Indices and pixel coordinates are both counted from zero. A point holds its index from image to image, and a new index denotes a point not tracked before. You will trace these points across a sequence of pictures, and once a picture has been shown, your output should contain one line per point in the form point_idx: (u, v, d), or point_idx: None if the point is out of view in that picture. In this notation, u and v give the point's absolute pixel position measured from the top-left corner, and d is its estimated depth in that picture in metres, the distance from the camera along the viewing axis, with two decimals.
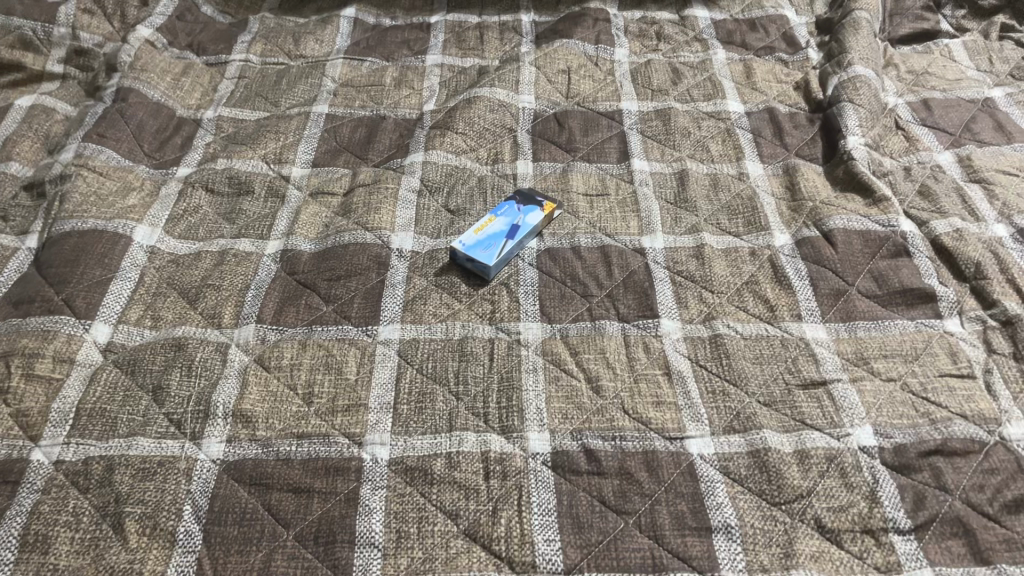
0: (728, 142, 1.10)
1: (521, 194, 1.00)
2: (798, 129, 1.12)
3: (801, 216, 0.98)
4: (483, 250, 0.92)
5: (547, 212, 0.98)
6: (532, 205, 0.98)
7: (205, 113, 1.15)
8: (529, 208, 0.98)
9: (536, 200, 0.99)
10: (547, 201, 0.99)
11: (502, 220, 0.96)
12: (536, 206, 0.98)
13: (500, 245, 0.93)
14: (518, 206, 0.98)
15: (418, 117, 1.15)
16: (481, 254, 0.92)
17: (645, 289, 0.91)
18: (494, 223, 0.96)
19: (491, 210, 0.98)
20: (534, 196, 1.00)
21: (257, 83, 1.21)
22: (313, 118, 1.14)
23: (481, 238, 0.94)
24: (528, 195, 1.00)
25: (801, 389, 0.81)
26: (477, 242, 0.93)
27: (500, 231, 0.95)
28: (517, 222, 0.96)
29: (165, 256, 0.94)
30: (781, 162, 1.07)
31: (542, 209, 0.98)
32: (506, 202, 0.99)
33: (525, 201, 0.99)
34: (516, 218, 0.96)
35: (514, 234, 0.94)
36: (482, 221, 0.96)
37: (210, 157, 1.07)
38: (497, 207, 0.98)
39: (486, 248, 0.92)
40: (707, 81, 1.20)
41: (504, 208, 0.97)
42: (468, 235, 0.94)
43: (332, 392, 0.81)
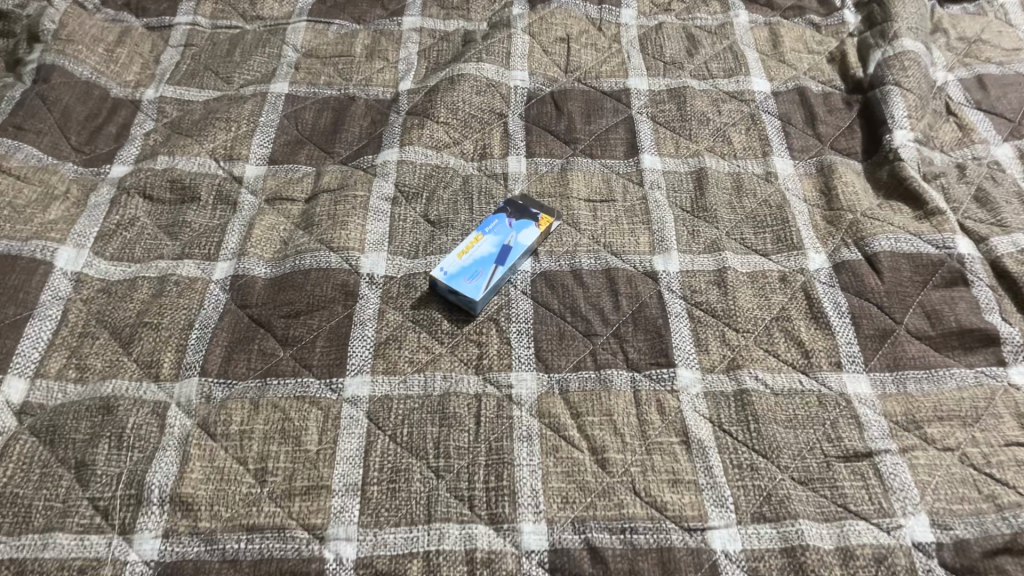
0: (753, 131, 0.95)
1: (513, 204, 0.86)
2: (833, 115, 0.97)
3: (839, 232, 0.84)
4: (468, 279, 0.78)
5: (543, 228, 0.84)
6: (525, 220, 0.84)
7: (144, 92, 0.99)
8: (521, 224, 0.84)
9: (530, 212, 0.85)
10: (543, 213, 0.85)
11: (490, 239, 0.82)
12: (530, 220, 0.84)
13: (488, 273, 0.79)
14: (509, 221, 0.84)
15: (393, 98, 0.99)
16: (465, 285, 0.78)
17: (658, 326, 0.78)
18: (481, 244, 0.82)
19: (478, 227, 0.83)
20: (527, 207, 0.85)
21: (206, 52, 1.04)
22: (271, 99, 0.98)
23: (466, 264, 0.80)
24: (520, 206, 0.86)
25: (842, 463, 0.69)
26: (461, 269, 0.79)
27: (489, 254, 0.81)
28: (507, 241, 0.82)
29: (94, 283, 0.80)
30: (814, 158, 0.92)
31: (538, 224, 0.84)
32: (494, 215, 0.85)
33: (517, 214, 0.85)
34: (506, 237, 0.82)
35: (505, 257, 0.81)
36: (467, 241, 0.82)
37: (149, 153, 0.91)
38: (484, 222, 0.84)
39: (472, 276, 0.79)
40: (727, 52, 1.04)
41: (493, 224, 0.83)
42: (451, 260, 0.80)
43: (289, 469, 0.68)
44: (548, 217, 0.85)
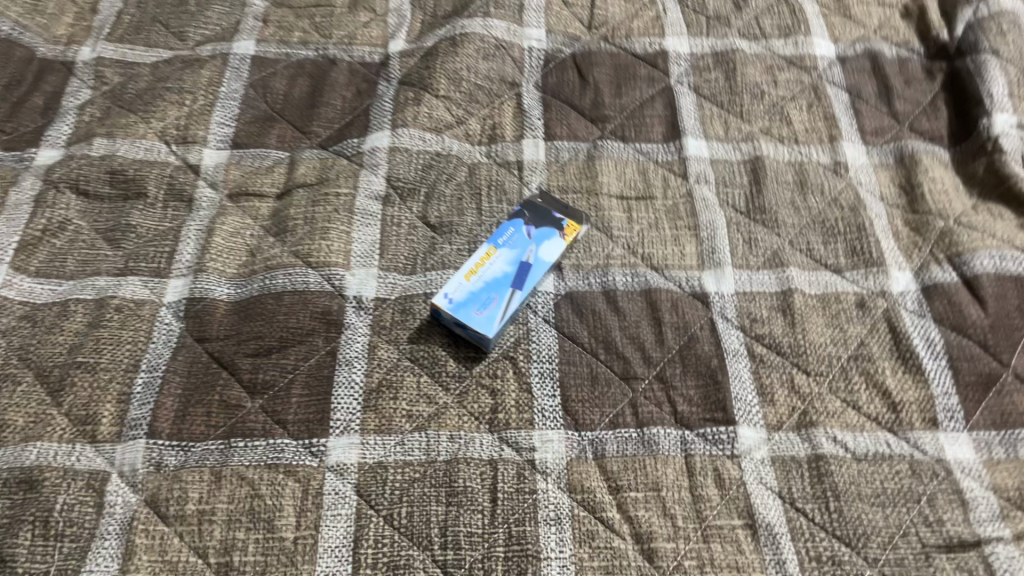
0: (817, 109, 0.79)
1: (530, 206, 0.70)
2: (912, 86, 0.81)
3: (927, 244, 0.70)
4: (479, 308, 0.63)
5: (568, 240, 0.69)
6: (547, 229, 0.69)
7: (79, 51, 0.81)
8: (543, 234, 0.68)
9: (552, 218, 0.70)
10: (568, 219, 0.70)
11: (505, 255, 0.67)
12: (553, 230, 0.69)
13: (503, 300, 0.64)
14: (527, 230, 0.69)
15: (383, 61, 0.82)
16: (475, 317, 0.63)
17: (711, 368, 0.63)
18: (494, 261, 0.66)
19: (490, 237, 0.68)
20: (549, 212, 0.70)
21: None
22: (233, 63, 0.81)
23: (477, 288, 0.65)
24: (541, 209, 0.70)
25: (945, 555, 0.55)
26: (471, 295, 0.64)
27: (504, 275, 0.66)
28: (526, 258, 0.67)
29: (15, 309, 0.64)
30: (892, 143, 0.77)
31: (562, 235, 0.69)
32: (509, 222, 0.69)
33: (537, 221, 0.69)
34: (525, 252, 0.67)
35: (524, 279, 0.66)
36: (477, 256, 0.67)
37: (83, 133, 0.75)
38: (497, 231, 0.69)
39: (484, 304, 0.64)
40: (782, 4, 0.87)
41: (508, 234, 0.68)
42: (458, 283, 0.65)
43: (260, 565, 0.54)
44: (574, 224, 0.70)
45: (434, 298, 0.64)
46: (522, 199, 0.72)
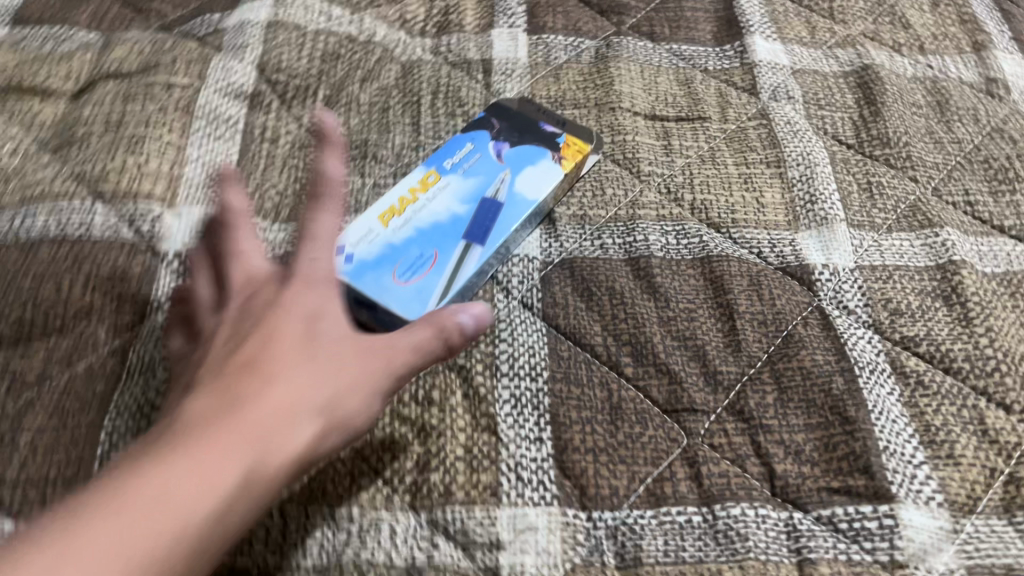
0: (945, 9, 0.52)
1: (504, 114, 0.42)
2: None
3: None
4: (400, 272, 0.34)
5: (569, 168, 0.40)
6: (532, 149, 0.40)
7: None
8: (523, 156, 0.40)
9: (541, 131, 0.41)
10: (569, 133, 0.41)
11: (454, 186, 0.38)
12: (542, 150, 0.40)
13: (445, 262, 0.35)
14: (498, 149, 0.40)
15: None
16: (391, 288, 0.34)
17: (833, 395, 0.34)
18: (435, 197, 0.37)
19: (432, 160, 0.39)
20: (536, 120, 0.42)
21: None
22: None
23: (399, 239, 0.36)
24: (521, 119, 0.42)
25: None
26: (387, 250, 0.35)
27: (450, 219, 0.37)
28: (492, 194, 0.38)
29: None
30: None
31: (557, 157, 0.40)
32: (467, 137, 0.41)
33: (514, 137, 0.41)
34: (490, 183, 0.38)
35: (486, 228, 0.37)
36: (405, 188, 0.38)
37: None
38: (444, 152, 0.40)
39: (408, 266, 0.35)
40: None
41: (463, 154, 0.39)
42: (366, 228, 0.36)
43: None
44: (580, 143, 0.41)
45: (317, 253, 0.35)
46: (490, 104, 0.43)
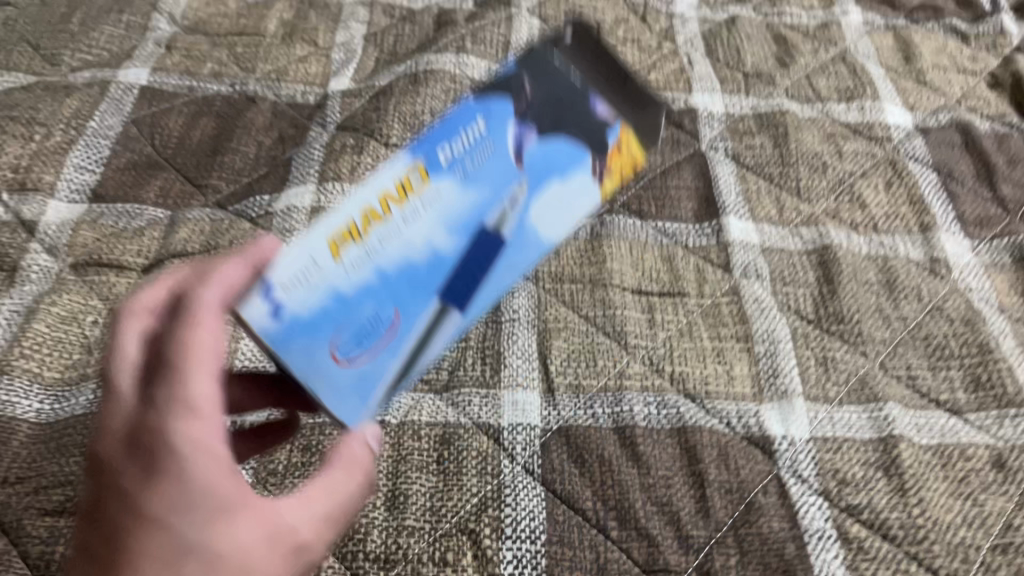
0: (898, 189, 0.59)
1: (541, 60, 0.38)
2: (1018, 168, 0.61)
3: None
4: (342, 347, 0.34)
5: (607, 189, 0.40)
6: (567, 154, 0.38)
7: None
8: (549, 167, 0.37)
9: (588, 112, 0.38)
10: (625, 124, 0.39)
11: (440, 213, 0.35)
12: (575, 159, 0.38)
13: (407, 324, 0.35)
14: (519, 138, 0.36)
15: (319, 102, 0.61)
16: (337, 368, 0.34)
17: (784, 559, 0.41)
18: (396, 232, 0.34)
19: (431, 146, 0.35)
20: (580, 95, 0.39)
21: (24, 16, 0.65)
22: (114, 95, 0.60)
23: (367, 281, 0.33)
24: (567, 82, 0.39)
25: None
26: (339, 306, 0.33)
27: (426, 258, 0.34)
28: (493, 222, 0.36)
29: None
30: (1002, 236, 0.57)
31: (599, 178, 0.39)
32: (495, 105, 0.36)
33: (549, 99, 0.38)
34: (489, 212, 0.36)
35: (465, 276, 0.36)
36: (386, 192, 0.34)
37: None
38: (456, 121, 0.36)
39: (357, 334, 0.34)
40: (838, 65, 0.69)
41: (470, 151, 0.35)
42: (318, 270, 0.33)
43: None
44: (637, 154, 0.40)
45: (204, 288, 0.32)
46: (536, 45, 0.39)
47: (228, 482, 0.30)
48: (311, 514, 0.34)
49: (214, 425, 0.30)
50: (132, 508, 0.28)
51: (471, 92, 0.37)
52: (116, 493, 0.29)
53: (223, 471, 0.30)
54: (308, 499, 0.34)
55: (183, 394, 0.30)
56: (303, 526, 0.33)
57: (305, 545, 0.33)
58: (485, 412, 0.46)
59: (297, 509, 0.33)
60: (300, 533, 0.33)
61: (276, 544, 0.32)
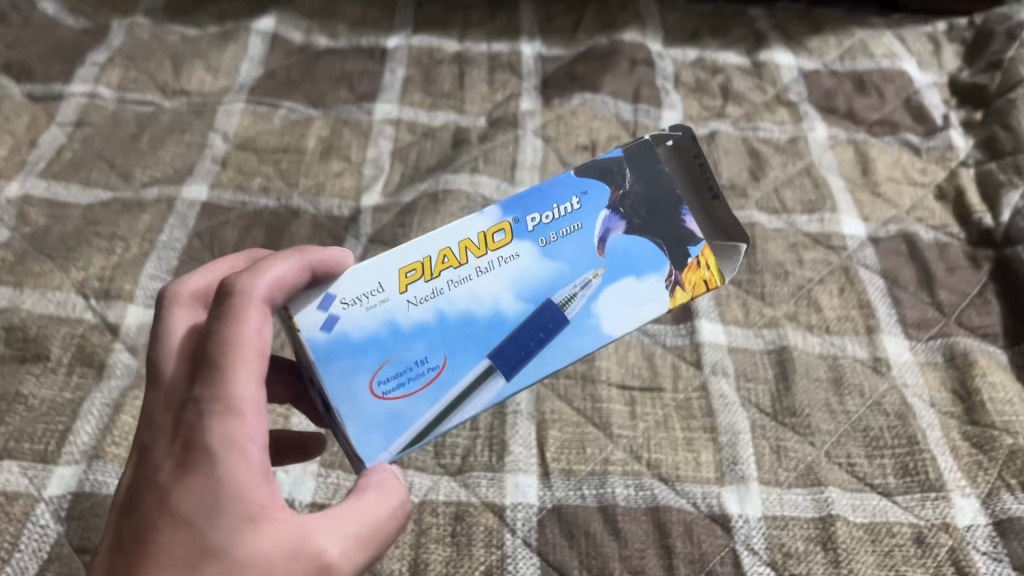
0: (849, 295, 0.68)
1: (649, 163, 0.48)
2: (956, 274, 0.70)
3: (995, 465, 0.57)
4: (383, 384, 0.41)
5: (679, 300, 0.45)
6: (648, 258, 0.45)
7: (4, 187, 0.71)
8: (627, 267, 0.45)
9: (681, 235, 0.46)
10: (705, 249, 0.46)
11: (516, 275, 0.44)
12: (654, 265, 0.45)
13: (449, 373, 0.42)
14: (608, 228, 0.46)
15: (352, 215, 0.72)
16: (369, 399, 0.41)
17: None
18: (501, 274, 0.44)
19: (522, 214, 0.46)
20: (676, 207, 0.47)
21: (101, 135, 0.76)
22: (180, 209, 0.70)
23: (425, 323, 0.43)
24: (666, 185, 0.47)
25: None
26: (392, 337, 0.42)
27: (488, 314, 0.43)
28: (558, 299, 0.44)
29: None
30: (937, 337, 0.66)
31: (670, 290, 0.45)
32: (594, 191, 0.47)
33: (634, 230, 0.46)
34: (560, 289, 0.44)
35: (519, 347, 0.43)
36: (468, 241, 0.44)
37: None
38: (561, 192, 0.46)
39: (398, 371, 0.42)
40: (804, 177, 0.79)
41: (557, 223, 0.45)
42: (380, 296, 0.43)
43: None
44: (714, 276, 0.46)
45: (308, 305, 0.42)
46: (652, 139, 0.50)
47: (248, 489, 0.36)
48: (340, 537, 0.38)
49: (252, 428, 0.37)
50: (171, 512, 0.36)
51: (580, 171, 0.47)
52: (161, 490, 0.37)
53: (254, 479, 0.37)
54: (335, 519, 0.38)
55: (227, 399, 0.37)
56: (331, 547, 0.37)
57: (330, 567, 0.37)
58: (492, 492, 0.55)
59: (328, 529, 0.37)
60: (328, 555, 0.37)
61: (296, 553, 0.36)
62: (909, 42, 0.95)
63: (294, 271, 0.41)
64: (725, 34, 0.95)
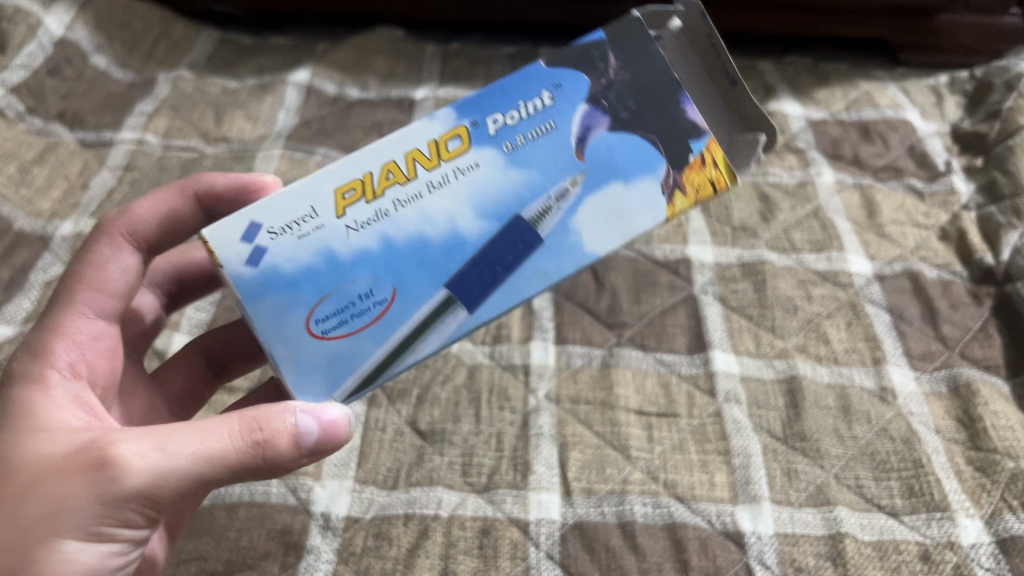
0: (857, 328, 0.72)
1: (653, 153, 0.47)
2: (959, 310, 0.73)
3: (997, 487, 0.60)
4: (320, 321, 0.43)
5: (684, 205, 0.47)
6: (624, 151, 0.47)
7: (60, 226, 0.76)
8: (611, 172, 0.46)
9: (680, 128, 0.47)
10: (710, 142, 0.47)
11: (478, 199, 0.45)
12: (646, 170, 0.46)
13: (400, 304, 0.44)
14: (589, 125, 0.47)
15: None
16: (309, 340, 0.43)
17: None
18: (437, 337, 0.45)
19: (481, 117, 0.47)
20: (675, 97, 0.48)
21: (149, 179, 0.81)
22: None
23: (369, 249, 0.44)
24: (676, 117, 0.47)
25: None
26: (330, 267, 0.44)
27: (445, 235, 0.45)
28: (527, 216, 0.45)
29: None
30: (942, 369, 0.69)
31: (668, 194, 0.46)
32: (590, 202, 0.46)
33: (620, 126, 0.47)
34: (525, 208, 0.45)
35: (485, 271, 0.45)
36: (418, 152, 0.46)
37: (46, 312, 0.68)
38: (528, 88, 0.48)
39: (340, 308, 0.44)
40: (812, 219, 0.82)
41: (516, 131, 0.47)
42: (314, 221, 0.44)
43: None
44: (723, 176, 0.47)
45: (240, 215, 0.44)
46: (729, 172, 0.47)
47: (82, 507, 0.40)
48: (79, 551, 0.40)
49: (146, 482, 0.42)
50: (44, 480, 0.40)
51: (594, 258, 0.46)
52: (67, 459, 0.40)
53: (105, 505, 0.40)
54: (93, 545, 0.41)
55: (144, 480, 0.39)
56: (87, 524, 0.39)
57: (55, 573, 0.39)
58: (517, 508, 0.58)
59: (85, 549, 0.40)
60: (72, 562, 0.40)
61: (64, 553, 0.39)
62: (912, 95, 0.99)
63: (151, 210, 0.57)
64: None
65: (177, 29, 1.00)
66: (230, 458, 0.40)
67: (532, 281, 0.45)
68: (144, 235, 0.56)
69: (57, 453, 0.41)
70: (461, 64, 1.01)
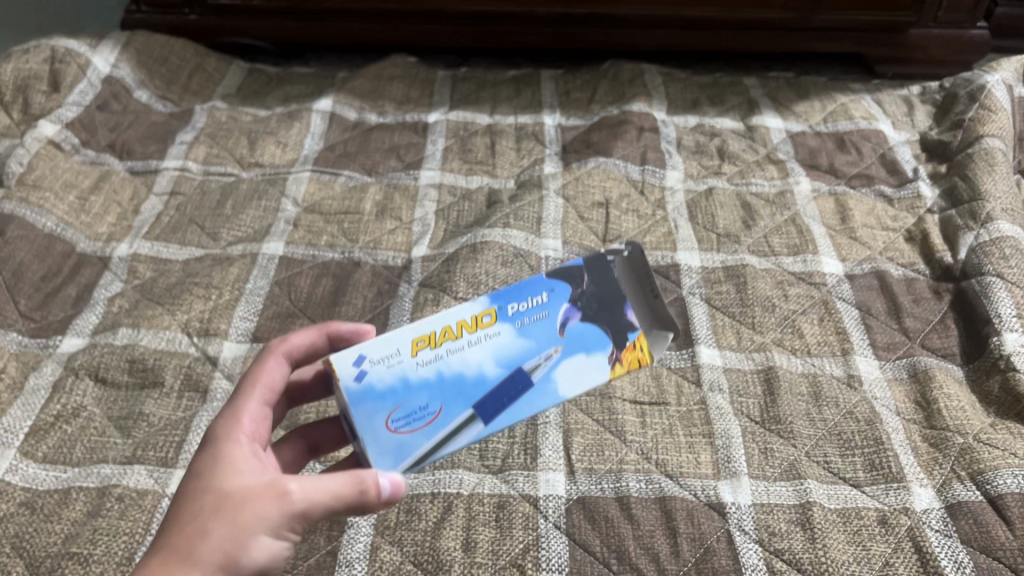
0: (827, 323, 0.80)
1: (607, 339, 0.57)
2: (920, 305, 0.82)
3: (948, 460, 0.68)
4: (394, 420, 0.52)
5: (618, 373, 0.56)
6: (584, 339, 0.56)
7: (116, 247, 0.85)
8: (578, 346, 0.56)
9: (623, 320, 0.57)
10: (641, 336, 0.57)
11: (499, 351, 0.54)
12: (600, 346, 0.56)
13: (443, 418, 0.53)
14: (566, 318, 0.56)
15: (405, 264, 0.85)
16: (384, 433, 0.52)
17: None
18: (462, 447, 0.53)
19: (505, 303, 0.56)
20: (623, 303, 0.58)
21: (193, 203, 0.91)
22: (262, 262, 0.84)
23: (427, 377, 0.53)
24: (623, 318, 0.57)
25: None
26: (403, 386, 0.52)
27: (475, 374, 0.53)
28: (528, 366, 0.54)
29: (18, 494, 0.64)
30: (903, 358, 0.77)
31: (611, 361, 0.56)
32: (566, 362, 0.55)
33: (587, 318, 0.57)
34: (528, 360, 0.54)
35: (499, 401, 0.54)
36: (463, 321, 0.55)
37: (110, 323, 0.77)
38: (533, 289, 0.57)
39: (407, 413, 0.52)
40: (790, 225, 0.90)
41: (531, 312, 0.56)
42: (396, 357, 0.53)
43: None
44: (646, 356, 0.57)
45: (349, 350, 0.53)
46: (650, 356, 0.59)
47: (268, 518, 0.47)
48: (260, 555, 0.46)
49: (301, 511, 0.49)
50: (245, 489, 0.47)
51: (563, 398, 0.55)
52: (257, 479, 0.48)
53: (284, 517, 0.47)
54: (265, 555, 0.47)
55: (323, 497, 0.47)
56: (269, 538, 0.46)
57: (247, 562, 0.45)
58: (528, 486, 0.67)
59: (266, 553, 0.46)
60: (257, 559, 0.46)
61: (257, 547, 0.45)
62: (886, 106, 1.08)
63: (309, 338, 0.59)
64: (721, 103, 1.09)
65: (210, 62, 1.09)
66: (361, 496, 0.48)
67: (526, 414, 0.54)
68: (296, 357, 0.59)
69: (248, 476, 0.48)
70: (469, 88, 1.10)
